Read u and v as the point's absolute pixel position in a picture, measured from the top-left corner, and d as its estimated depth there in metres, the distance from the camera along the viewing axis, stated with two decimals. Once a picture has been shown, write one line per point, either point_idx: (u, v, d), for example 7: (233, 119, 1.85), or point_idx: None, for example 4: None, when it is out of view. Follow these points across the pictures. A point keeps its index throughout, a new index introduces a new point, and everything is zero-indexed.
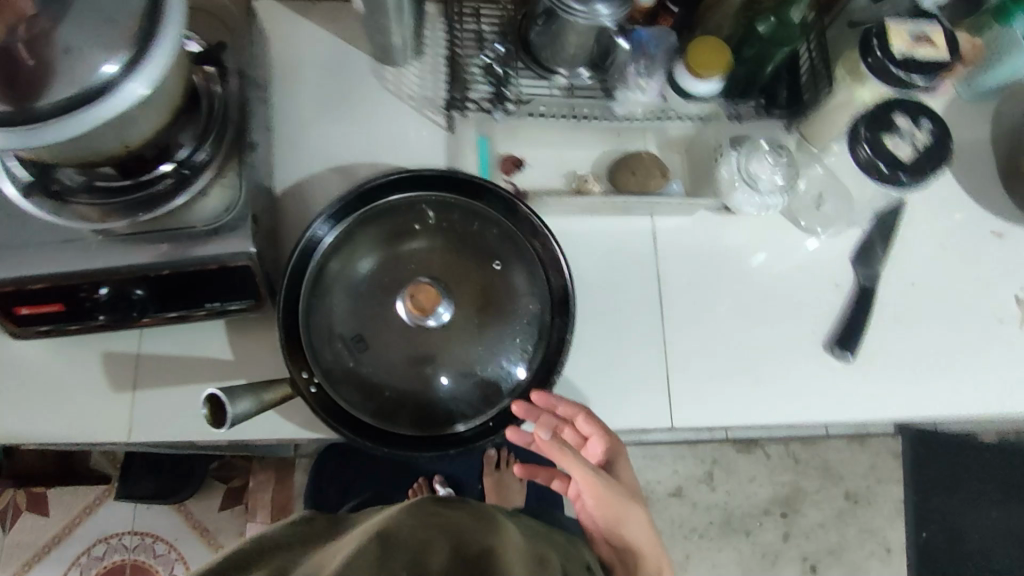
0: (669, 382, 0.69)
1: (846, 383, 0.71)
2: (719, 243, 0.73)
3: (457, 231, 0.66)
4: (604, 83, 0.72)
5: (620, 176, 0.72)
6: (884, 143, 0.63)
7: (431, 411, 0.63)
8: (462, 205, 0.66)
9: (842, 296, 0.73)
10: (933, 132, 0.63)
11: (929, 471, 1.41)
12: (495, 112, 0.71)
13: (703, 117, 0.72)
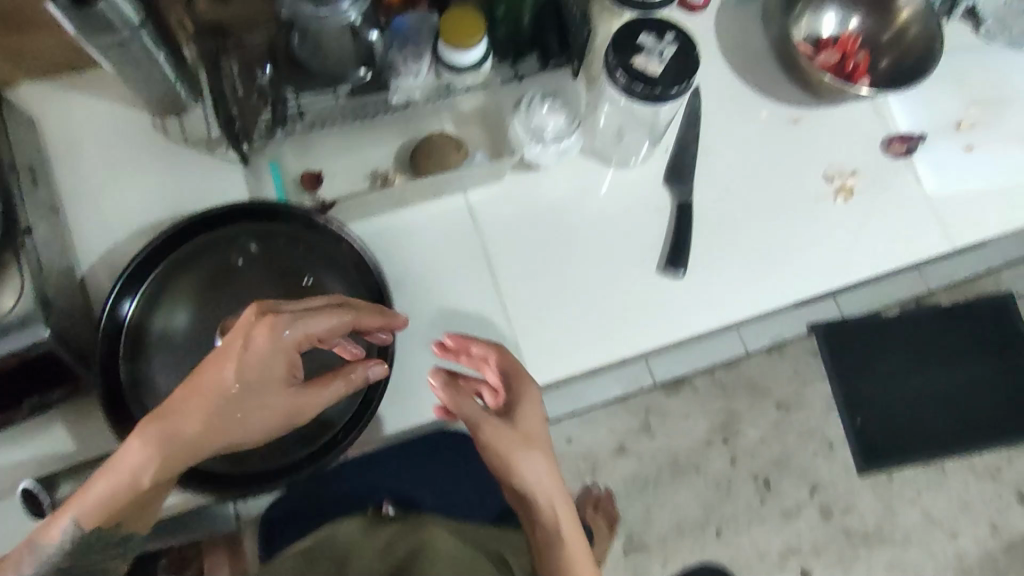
0: (519, 346, 0.70)
1: (691, 300, 0.72)
2: (538, 200, 0.75)
3: (266, 259, 0.64)
4: (381, 76, 0.72)
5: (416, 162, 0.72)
6: (632, 64, 0.63)
7: (285, 443, 0.62)
8: (264, 231, 0.64)
9: (665, 218, 0.75)
10: (677, 43, 0.64)
11: (849, 359, 1.46)
12: (281, 133, 0.71)
13: (482, 85, 0.74)
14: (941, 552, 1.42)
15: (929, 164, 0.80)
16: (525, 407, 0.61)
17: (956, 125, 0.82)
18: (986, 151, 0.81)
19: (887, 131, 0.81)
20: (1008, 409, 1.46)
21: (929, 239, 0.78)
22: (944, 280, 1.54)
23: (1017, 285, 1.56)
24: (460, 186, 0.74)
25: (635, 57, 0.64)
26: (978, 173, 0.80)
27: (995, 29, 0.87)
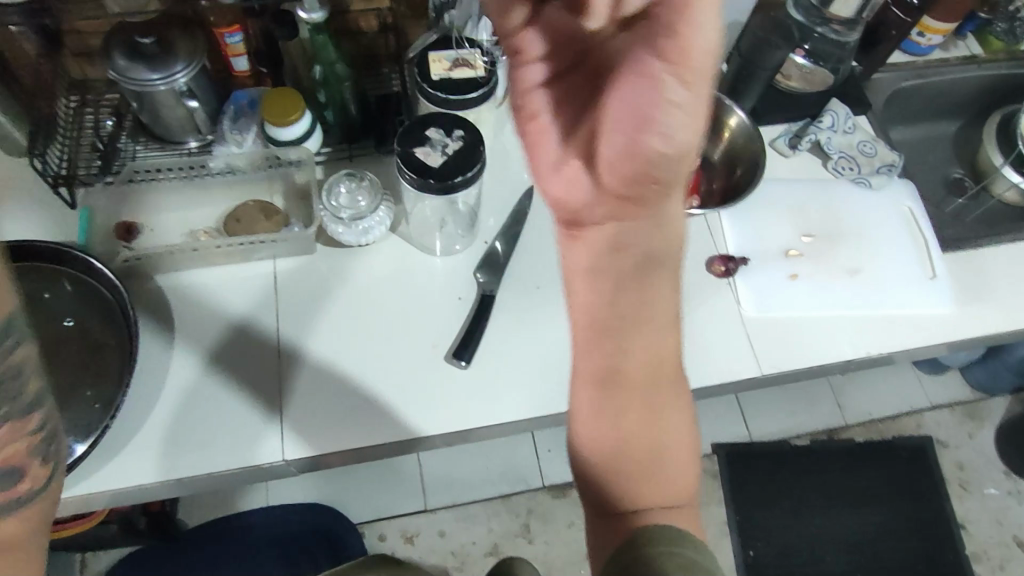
0: (285, 412, 0.70)
1: (469, 390, 0.73)
2: (348, 274, 0.78)
3: (33, 303, 0.69)
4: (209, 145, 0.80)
5: (229, 226, 0.77)
6: (414, 154, 0.68)
7: None
8: (43, 273, 0.70)
9: (465, 308, 0.77)
10: (464, 140, 0.68)
11: (750, 486, 1.38)
12: (99, 183, 0.77)
13: (302, 161, 0.78)
14: None
15: (749, 286, 0.81)
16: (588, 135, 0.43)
17: (784, 252, 0.84)
18: (809, 281, 0.82)
19: (713, 250, 0.83)
20: (917, 564, 1.34)
21: (735, 361, 0.77)
22: (863, 415, 1.46)
23: (940, 433, 1.47)
24: (269, 252, 0.77)
25: (417, 148, 0.68)
26: (801, 304, 0.81)
27: (842, 165, 0.90)
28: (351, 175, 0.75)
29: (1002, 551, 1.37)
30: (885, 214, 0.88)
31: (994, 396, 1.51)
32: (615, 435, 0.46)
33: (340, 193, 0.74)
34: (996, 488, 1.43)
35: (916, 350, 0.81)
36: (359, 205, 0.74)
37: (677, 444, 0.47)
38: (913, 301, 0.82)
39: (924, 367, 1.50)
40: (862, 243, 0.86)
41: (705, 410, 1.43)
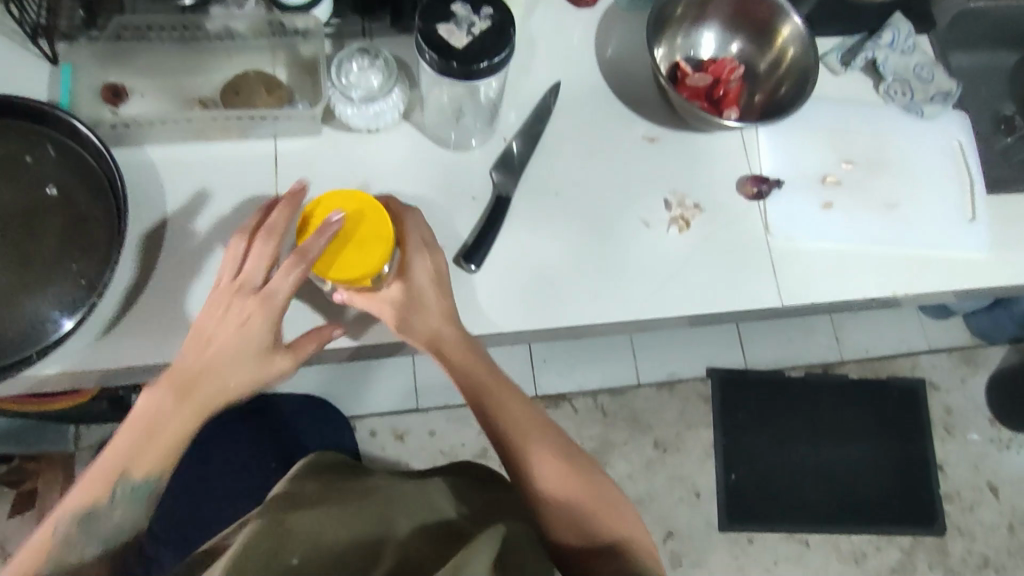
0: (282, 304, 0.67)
1: (476, 296, 0.70)
2: (355, 160, 0.72)
3: (12, 163, 0.63)
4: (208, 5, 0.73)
5: (226, 98, 0.71)
6: (437, 33, 0.61)
7: None
8: (24, 131, 0.64)
9: (478, 208, 0.72)
10: (492, 20, 0.61)
11: (741, 414, 1.36)
12: (83, 39, 0.70)
13: (309, 32, 0.72)
14: None
15: (779, 211, 0.76)
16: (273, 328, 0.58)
17: (821, 178, 0.79)
18: (843, 212, 0.78)
19: (746, 170, 0.77)
20: (890, 499, 1.36)
21: (756, 290, 0.74)
22: (858, 352, 1.43)
23: (934, 375, 1.44)
24: (270, 131, 0.71)
25: (441, 25, 0.61)
26: (832, 235, 0.76)
27: (895, 90, 0.82)
28: (363, 51, 0.68)
29: (973, 493, 1.39)
30: (931, 147, 0.82)
31: (993, 344, 1.47)
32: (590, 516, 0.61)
33: (353, 70, 0.68)
34: (979, 434, 1.42)
35: (937, 294, 0.78)
36: (371, 84, 0.68)
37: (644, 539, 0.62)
38: (945, 242, 0.77)
39: (929, 311, 1.46)
40: (905, 176, 0.80)
41: (705, 334, 1.39)
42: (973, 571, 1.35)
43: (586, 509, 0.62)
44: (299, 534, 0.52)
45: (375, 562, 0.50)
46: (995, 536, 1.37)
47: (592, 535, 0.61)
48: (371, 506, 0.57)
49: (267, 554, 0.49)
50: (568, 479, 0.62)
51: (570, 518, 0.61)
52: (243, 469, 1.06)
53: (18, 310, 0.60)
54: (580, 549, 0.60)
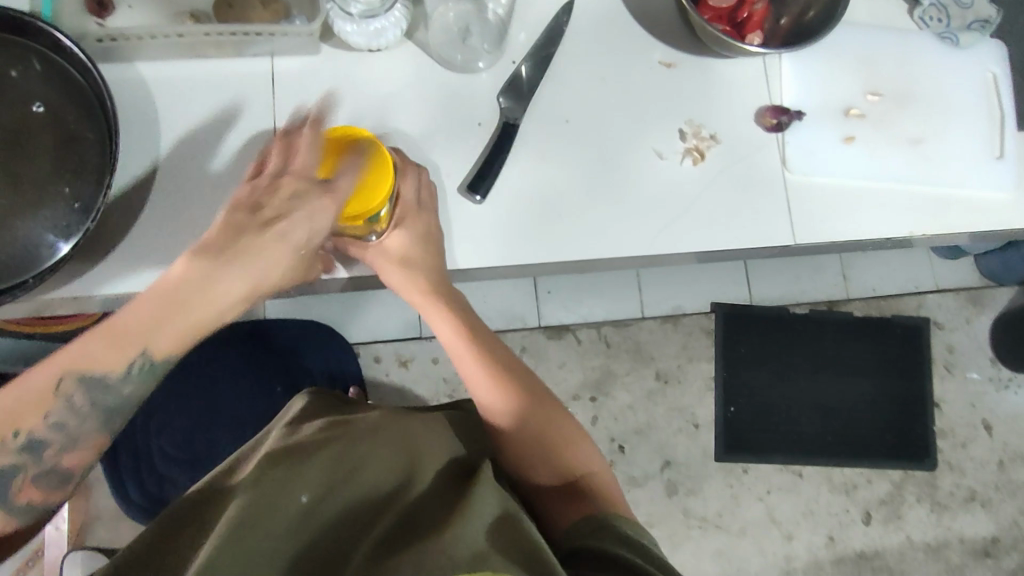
0: None
1: (483, 228, 0.68)
2: (355, 81, 0.69)
3: None
4: None
5: (220, 12, 0.66)
6: None
7: None
8: (5, 43, 0.60)
9: (484, 135, 0.69)
10: None
11: (743, 348, 1.37)
12: None
13: None
14: (772, 551, 1.34)
15: (799, 144, 0.73)
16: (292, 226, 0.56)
17: (844, 111, 0.75)
18: (865, 147, 0.74)
19: (766, 100, 0.74)
20: (885, 434, 1.38)
21: (769, 228, 0.72)
22: (865, 291, 1.42)
23: (940, 315, 1.44)
24: (266, 49, 0.67)
25: None
26: (851, 172, 0.74)
27: (930, 15, 0.77)
28: None
29: (968, 430, 1.41)
30: (963, 79, 0.77)
31: (1002, 285, 1.45)
32: (557, 454, 0.64)
33: None
34: (978, 373, 1.43)
35: (956, 234, 0.75)
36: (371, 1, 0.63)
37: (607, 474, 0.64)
38: (968, 181, 0.75)
39: (940, 251, 1.43)
40: (934, 109, 0.76)
41: (711, 269, 1.37)
42: (960, 504, 1.39)
43: (551, 438, 0.65)
44: (313, 471, 0.53)
45: (387, 507, 0.52)
46: (985, 471, 1.40)
47: (562, 466, 0.63)
48: (385, 446, 0.57)
49: (279, 490, 0.50)
50: (539, 415, 0.66)
51: (542, 449, 0.64)
52: (250, 392, 1.08)
53: (12, 234, 0.59)
54: (553, 482, 0.63)
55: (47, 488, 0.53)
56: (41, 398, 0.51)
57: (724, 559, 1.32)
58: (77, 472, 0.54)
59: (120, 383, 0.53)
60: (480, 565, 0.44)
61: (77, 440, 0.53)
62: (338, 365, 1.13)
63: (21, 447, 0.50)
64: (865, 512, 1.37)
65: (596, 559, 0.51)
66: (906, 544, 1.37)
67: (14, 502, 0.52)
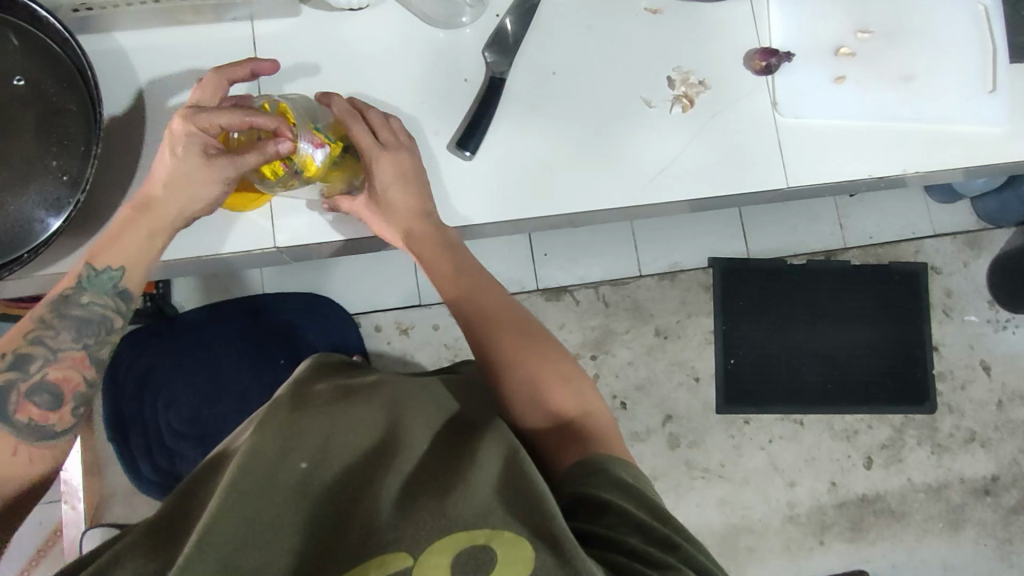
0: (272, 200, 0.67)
1: (475, 184, 0.69)
2: (337, 42, 0.68)
3: None
4: None
5: None
6: None
7: None
8: None
9: (471, 92, 0.69)
10: None
11: (741, 300, 1.37)
12: None
13: None
14: (775, 499, 1.36)
15: (789, 87, 0.72)
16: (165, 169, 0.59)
17: (834, 50, 0.74)
18: (856, 86, 0.74)
19: (755, 43, 0.73)
20: (884, 379, 1.40)
21: (761, 174, 0.72)
22: (861, 239, 1.42)
23: (938, 259, 1.44)
24: (246, 13, 0.66)
25: None
26: (844, 112, 0.73)
27: None
28: None
29: (966, 372, 1.42)
30: (954, 13, 0.76)
31: (999, 227, 1.45)
32: (547, 396, 0.62)
33: None
34: (976, 315, 1.44)
35: (947, 172, 0.75)
36: None
37: (598, 412, 0.62)
38: (960, 117, 0.74)
39: (936, 196, 1.42)
40: (925, 46, 0.75)
41: (706, 224, 1.37)
42: (959, 444, 1.41)
43: (541, 381, 0.62)
44: (308, 440, 0.51)
45: (386, 464, 0.51)
46: (984, 412, 1.42)
47: (555, 409, 0.61)
48: (382, 411, 0.57)
49: (276, 456, 0.49)
50: (527, 356, 0.63)
51: (532, 396, 0.62)
52: (252, 364, 1.09)
53: (4, 211, 0.59)
54: (546, 426, 0.61)
55: (42, 404, 0.55)
56: (23, 325, 0.56)
57: (729, 508, 1.35)
58: (69, 391, 0.56)
59: (77, 295, 0.58)
60: (479, 522, 0.45)
61: (55, 350, 0.56)
62: (338, 336, 1.14)
63: (9, 364, 0.54)
64: (866, 456, 1.39)
65: (589, 508, 0.51)
66: (908, 485, 1.39)
67: (14, 420, 0.53)
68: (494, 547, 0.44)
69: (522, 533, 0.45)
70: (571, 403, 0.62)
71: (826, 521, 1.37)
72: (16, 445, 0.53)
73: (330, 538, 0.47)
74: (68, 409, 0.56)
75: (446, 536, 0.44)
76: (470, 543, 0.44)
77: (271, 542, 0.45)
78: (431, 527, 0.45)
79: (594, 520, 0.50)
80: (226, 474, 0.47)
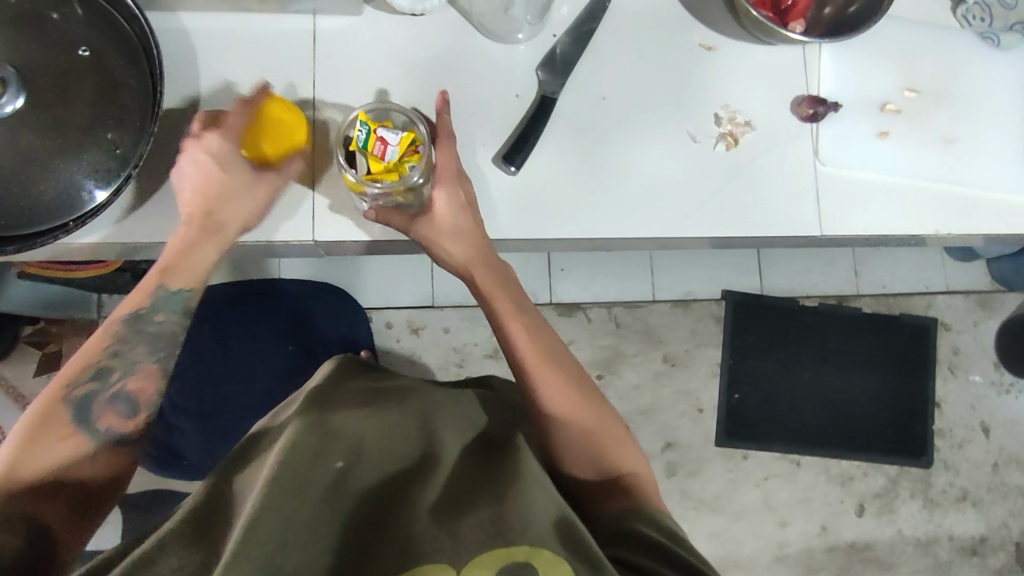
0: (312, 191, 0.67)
1: (514, 201, 0.69)
2: (395, 45, 0.68)
3: (30, 13, 0.58)
4: None
5: None
6: None
7: (11, 208, 0.58)
8: None
9: (521, 108, 0.70)
10: None
11: (751, 335, 1.38)
12: None
13: None
14: (765, 536, 1.36)
15: (832, 136, 0.73)
16: (225, 201, 0.64)
17: (881, 105, 0.75)
18: (899, 143, 0.74)
19: (803, 89, 0.74)
20: (885, 430, 1.40)
21: (796, 219, 0.73)
22: (876, 288, 1.43)
23: (949, 316, 1.44)
24: (309, 7, 0.67)
25: None
26: (884, 167, 0.74)
27: (973, 14, 0.76)
28: None
29: (966, 431, 1.43)
30: (1004, 81, 0.77)
31: (1011, 290, 1.46)
32: (597, 447, 0.65)
33: None
34: (981, 376, 1.45)
35: (976, 237, 0.76)
36: None
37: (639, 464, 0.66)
38: (996, 183, 0.75)
39: (954, 253, 1.43)
40: (970, 111, 0.76)
41: (725, 256, 1.38)
42: (952, 502, 1.41)
43: (599, 437, 0.65)
44: (344, 437, 0.53)
45: (420, 478, 0.53)
46: (980, 472, 1.42)
47: (607, 463, 0.64)
48: (414, 416, 0.58)
49: (314, 454, 0.50)
50: (584, 406, 0.66)
51: (590, 447, 0.65)
52: (262, 350, 1.10)
53: (53, 176, 0.59)
54: (596, 477, 0.64)
55: (121, 414, 0.63)
56: (92, 352, 0.64)
57: (717, 541, 1.35)
58: (144, 401, 0.65)
59: (150, 313, 0.66)
60: (518, 539, 0.47)
61: (135, 366, 0.64)
62: (349, 326, 1.16)
63: (92, 377, 0.63)
64: (860, 504, 1.39)
65: (630, 539, 0.55)
66: (897, 537, 1.40)
67: (97, 428, 0.62)
68: (535, 564, 0.46)
69: (561, 554, 0.47)
70: (615, 443, 0.66)
71: (813, 563, 1.37)
72: (99, 450, 0.62)
73: (365, 545, 0.48)
74: (142, 416, 0.64)
75: (484, 553, 0.46)
76: (510, 559, 0.46)
77: (309, 540, 0.46)
78: (471, 542, 0.47)
79: (636, 552, 0.54)
80: (268, 465, 0.49)
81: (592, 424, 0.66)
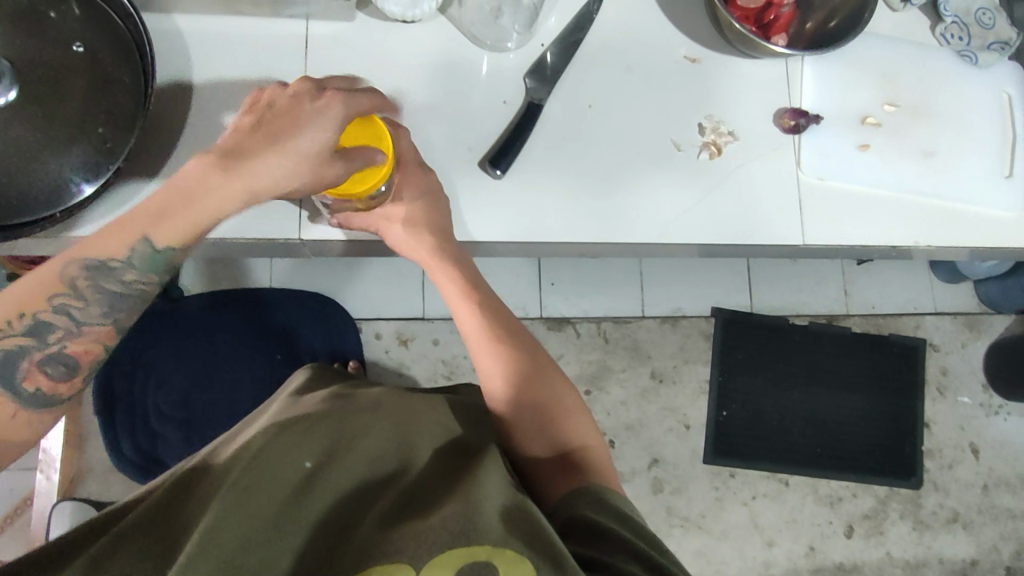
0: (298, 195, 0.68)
1: (495, 206, 0.70)
2: (386, 50, 0.70)
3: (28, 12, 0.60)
4: None
5: None
6: None
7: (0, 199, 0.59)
8: None
9: (507, 114, 0.71)
10: None
11: (738, 353, 1.38)
12: None
13: None
14: (752, 556, 1.35)
15: (814, 148, 0.75)
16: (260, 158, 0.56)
17: (861, 118, 0.77)
18: (878, 155, 0.76)
19: (786, 102, 0.75)
20: (873, 450, 1.40)
21: (777, 230, 0.73)
22: (864, 307, 1.44)
23: (937, 336, 1.45)
24: (303, 11, 0.68)
25: None
26: (863, 179, 0.75)
27: (952, 32, 0.78)
28: None
29: (955, 452, 1.42)
30: (981, 98, 0.79)
31: (999, 312, 1.47)
32: (549, 419, 0.64)
33: None
34: (970, 397, 1.45)
35: (956, 249, 0.77)
36: None
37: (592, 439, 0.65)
38: (974, 197, 0.76)
39: (941, 273, 1.44)
40: (948, 126, 0.78)
41: (714, 273, 1.39)
42: (941, 524, 1.40)
43: (549, 410, 0.65)
44: (316, 442, 0.54)
45: (390, 485, 0.53)
46: (970, 494, 1.42)
47: (558, 439, 0.63)
48: (388, 420, 0.59)
49: (282, 459, 0.51)
50: (536, 380, 0.66)
51: (540, 423, 0.64)
52: (248, 354, 1.09)
53: (43, 168, 0.59)
54: (550, 455, 0.63)
55: (54, 376, 0.54)
56: (48, 286, 0.53)
57: (704, 560, 1.33)
58: (83, 364, 0.55)
59: (122, 269, 0.55)
60: (479, 539, 0.46)
61: (81, 324, 0.54)
62: (337, 339, 1.14)
63: (25, 329, 0.52)
64: (848, 525, 1.38)
65: (585, 526, 0.53)
66: (886, 559, 1.38)
67: (20, 388, 0.53)
68: (496, 563, 0.45)
69: (524, 552, 0.46)
70: (567, 418, 0.65)
71: None
72: (28, 414, 0.53)
73: (327, 547, 0.48)
74: (79, 379, 0.55)
75: (446, 552, 0.45)
76: (471, 559, 0.45)
77: (274, 539, 0.46)
78: (433, 541, 0.46)
79: (588, 541, 0.52)
80: (237, 471, 0.50)
81: (545, 395, 0.66)
